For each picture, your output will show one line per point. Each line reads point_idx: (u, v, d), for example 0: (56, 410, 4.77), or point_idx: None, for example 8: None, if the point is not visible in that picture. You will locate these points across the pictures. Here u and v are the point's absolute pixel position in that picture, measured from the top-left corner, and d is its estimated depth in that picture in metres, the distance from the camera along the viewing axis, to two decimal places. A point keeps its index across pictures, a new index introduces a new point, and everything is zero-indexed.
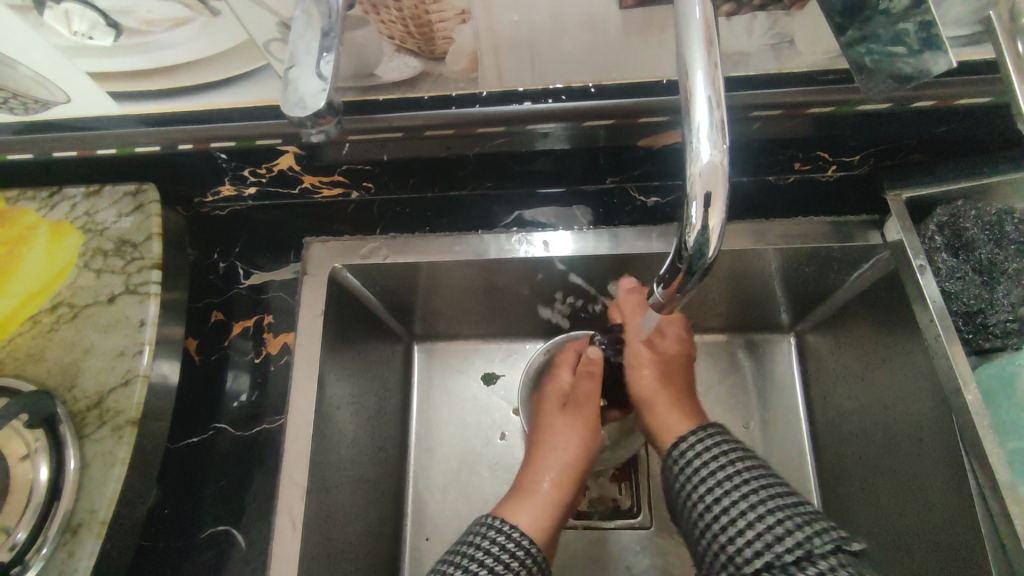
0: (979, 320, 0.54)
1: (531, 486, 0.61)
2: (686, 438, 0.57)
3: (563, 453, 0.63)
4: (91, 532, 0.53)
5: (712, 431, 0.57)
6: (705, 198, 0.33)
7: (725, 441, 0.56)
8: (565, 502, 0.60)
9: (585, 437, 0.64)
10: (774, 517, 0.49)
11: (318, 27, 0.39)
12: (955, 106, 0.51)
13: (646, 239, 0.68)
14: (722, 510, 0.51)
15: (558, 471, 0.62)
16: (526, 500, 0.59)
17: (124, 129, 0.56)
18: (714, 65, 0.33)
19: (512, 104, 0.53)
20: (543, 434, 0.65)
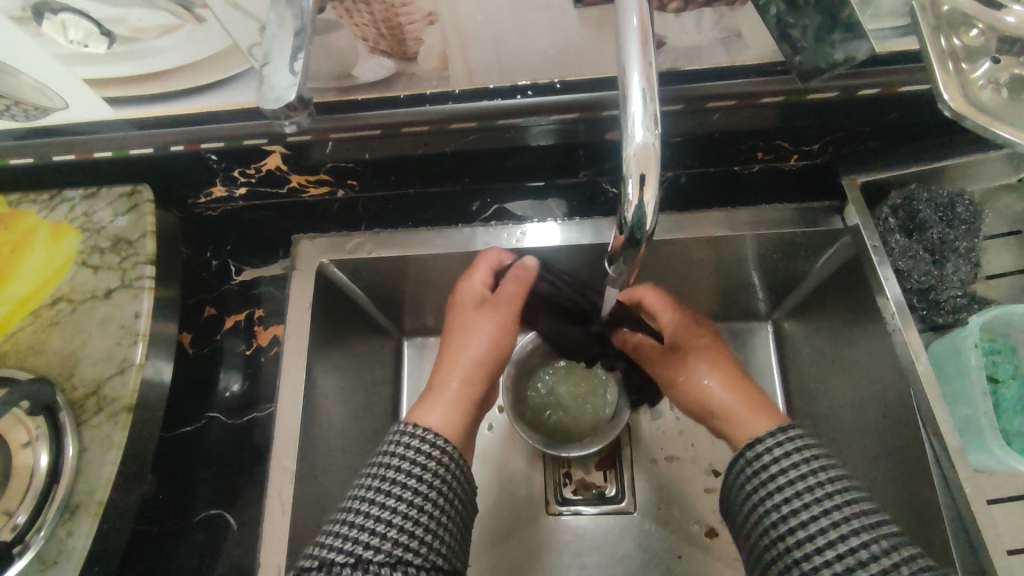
0: (932, 296, 0.58)
1: (442, 384, 0.64)
2: (761, 438, 0.54)
3: (476, 345, 0.67)
4: (88, 512, 0.56)
5: (795, 431, 0.53)
6: (640, 178, 0.36)
7: (810, 446, 0.52)
8: (474, 399, 0.64)
9: (495, 332, 0.68)
10: (861, 537, 0.45)
11: (291, 28, 0.43)
12: (901, 94, 0.54)
13: None
14: (799, 518, 0.48)
15: (467, 368, 0.66)
16: (437, 397, 0.63)
17: (118, 132, 0.59)
18: (649, 63, 0.36)
19: (482, 100, 0.57)
20: (457, 332, 0.68)
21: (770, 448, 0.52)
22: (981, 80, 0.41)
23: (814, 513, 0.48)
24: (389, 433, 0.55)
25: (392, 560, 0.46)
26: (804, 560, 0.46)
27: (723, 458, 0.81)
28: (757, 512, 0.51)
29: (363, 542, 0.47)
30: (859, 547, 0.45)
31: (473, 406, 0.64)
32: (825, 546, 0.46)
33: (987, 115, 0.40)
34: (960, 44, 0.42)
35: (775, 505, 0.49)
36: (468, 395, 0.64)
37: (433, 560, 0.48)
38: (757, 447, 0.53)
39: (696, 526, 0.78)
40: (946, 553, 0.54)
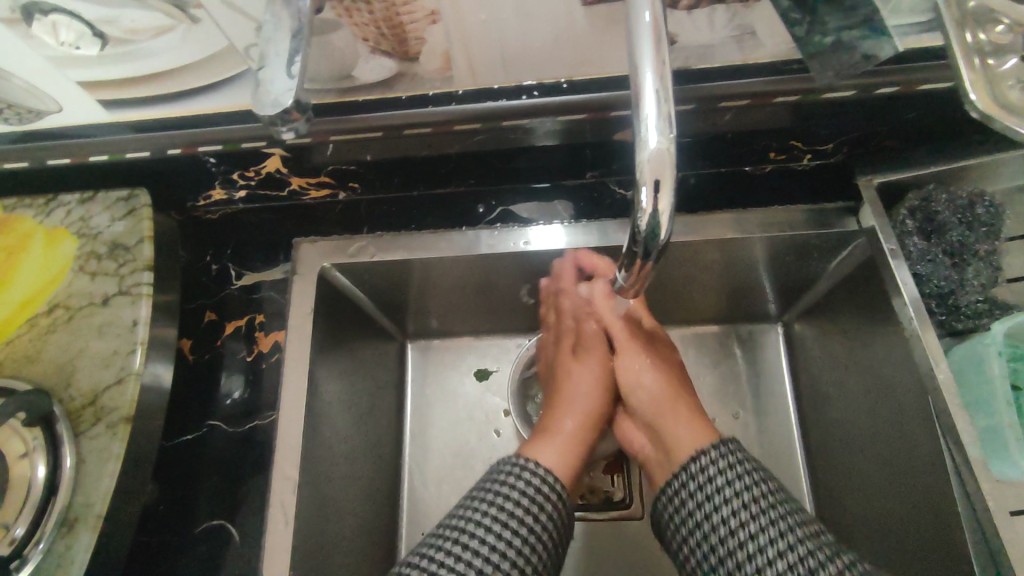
0: (952, 301, 0.56)
1: (554, 424, 0.62)
2: (703, 454, 0.53)
3: (583, 392, 0.65)
4: (87, 526, 0.55)
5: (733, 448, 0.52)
6: (654, 184, 0.35)
7: (738, 458, 0.52)
8: (586, 441, 0.62)
9: (603, 378, 0.67)
10: (804, 547, 0.45)
11: (288, 29, 0.41)
12: (921, 92, 0.52)
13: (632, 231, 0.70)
14: (743, 537, 0.47)
15: (582, 409, 0.64)
16: (547, 440, 0.60)
17: (113, 137, 0.58)
18: (662, 62, 0.34)
19: (488, 101, 0.55)
20: (562, 380, 0.67)
21: (706, 471, 0.51)
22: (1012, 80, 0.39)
23: (750, 534, 0.47)
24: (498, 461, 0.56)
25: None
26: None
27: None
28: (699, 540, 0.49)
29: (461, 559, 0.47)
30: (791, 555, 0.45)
31: (583, 453, 0.61)
32: (772, 566, 0.45)
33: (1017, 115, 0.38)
34: (987, 41, 0.40)
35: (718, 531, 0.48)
36: (582, 441, 0.61)
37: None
38: (701, 460, 0.52)
39: None
40: (967, 564, 0.52)
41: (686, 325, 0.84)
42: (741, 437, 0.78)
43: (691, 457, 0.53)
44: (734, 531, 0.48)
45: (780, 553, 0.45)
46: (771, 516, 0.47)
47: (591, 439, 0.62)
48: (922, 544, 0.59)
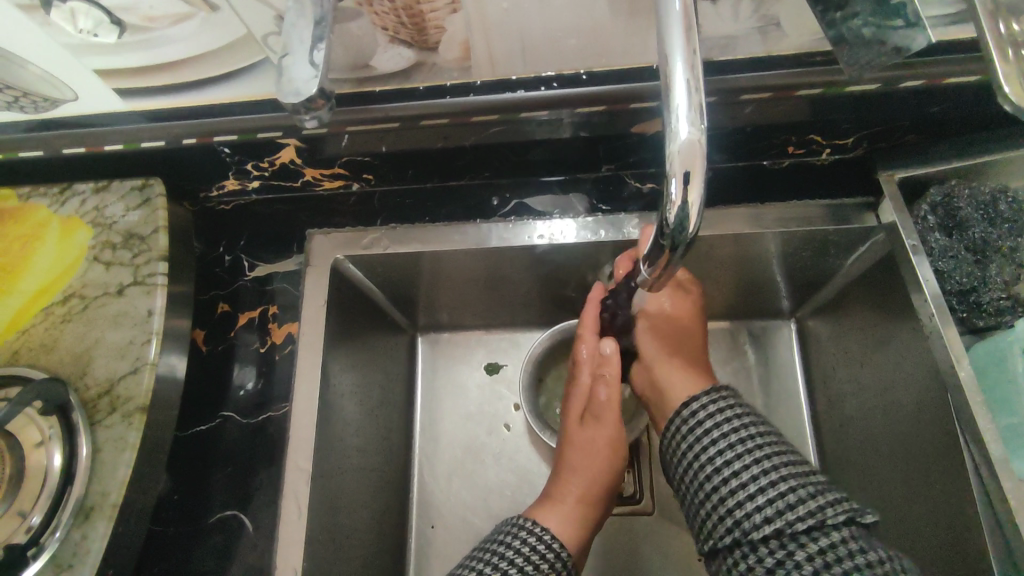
0: (975, 298, 0.56)
1: (561, 493, 0.62)
2: (694, 400, 0.57)
3: (591, 457, 0.63)
4: (103, 515, 0.55)
5: (722, 393, 0.56)
6: (684, 175, 0.34)
7: (738, 405, 0.56)
8: (597, 497, 0.62)
9: (617, 446, 0.64)
10: (788, 482, 0.48)
11: (311, 15, 0.41)
12: (946, 86, 0.52)
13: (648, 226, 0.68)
14: (730, 469, 0.51)
15: (589, 481, 0.62)
16: (554, 508, 0.61)
17: (126, 125, 0.58)
18: (694, 51, 0.34)
19: (505, 92, 0.55)
20: (573, 446, 0.65)
21: (704, 413, 0.55)
22: None
23: (738, 467, 0.50)
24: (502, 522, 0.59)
25: None
26: (743, 514, 0.48)
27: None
28: (692, 474, 0.53)
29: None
30: (789, 493, 0.47)
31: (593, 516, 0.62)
32: (754, 497, 0.48)
33: None
34: (1020, 31, 0.39)
35: (707, 464, 0.52)
36: (588, 512, 0.61)
37: None
38: (693, 405, 0.56)
39: None
40: (985, 560, 0.52)
41: None
42: None
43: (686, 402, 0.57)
44: (723, 463, 0.51)
45: (763, 485, 0.48)
46: (761, 453, 0.51)
47: (600, 504, 0.62)
48: (939, 542, 0.58)
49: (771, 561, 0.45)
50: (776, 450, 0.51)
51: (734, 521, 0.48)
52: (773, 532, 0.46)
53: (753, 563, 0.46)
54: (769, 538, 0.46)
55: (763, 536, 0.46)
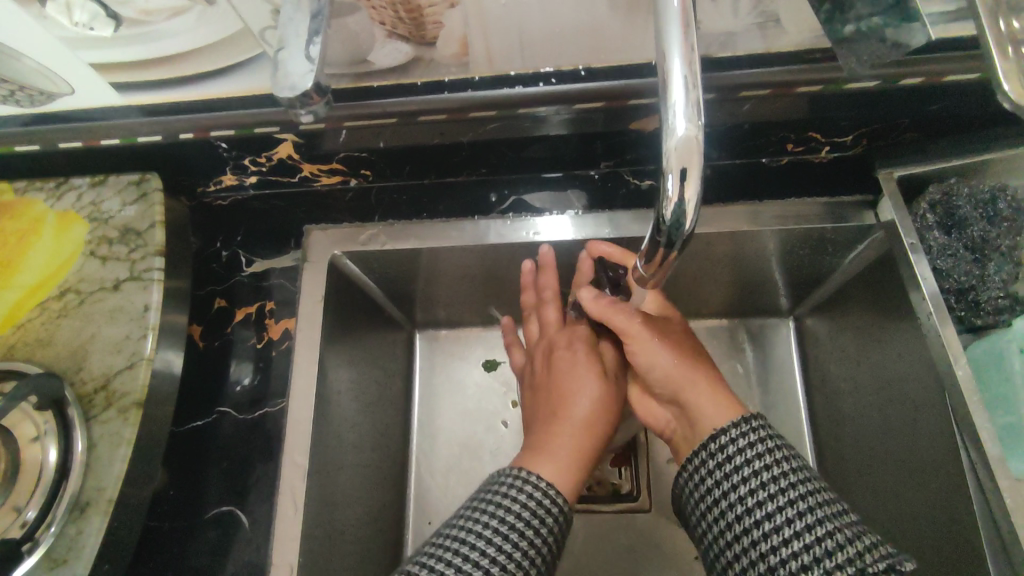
0: (972, 297, 0.56)
1: (549, 443, 0.57)
2: (724, 431, 0.52)
3: (583, 406, 0.60)
4: (98, 510, 0.55)
5: (757, 423, 0.52)
6: (681, 172, 0.34)
7: (770, 435, 0.52)
8: (586, 450, 0.58)
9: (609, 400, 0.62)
10: (826, 528, 0.46)
11: (307, 9, 0.40)
12: (946, 84, 0.52)
13: (644, 221, 0.69)
14: (762, 509, 0.48)
15: (580, 425, 0.59)
16: (545, 460, 0.55)
17: (123, 120, 0.57)
18: (691, 47, 0.34)
19: (503, 88, 0.54)
20: (563, 390, 0.62)
21: (730, 444, 0.51)
22: None
23: (770, 507, 0.47)
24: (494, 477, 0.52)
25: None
26: (772, 552, 0.46)
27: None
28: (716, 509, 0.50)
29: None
30: (824, 537, 0.45)
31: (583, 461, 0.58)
32: (785, 537, 0.46)
33: None
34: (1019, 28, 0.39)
35: (734, 501, 0.49)
36: (580, 458, 0.57)
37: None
38: (724, 437, 0.52)
39: None
40: (980, 559, 0.52)
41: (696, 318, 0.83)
42: None
43: (716, 432, 0.52)
44: (752, 500, 0.48)
45: (798, 530, 0.46)
46: (795, 493, 0.48)
47: (590, 450, 0.58)
48: (935, 542, 0.58)
49: None
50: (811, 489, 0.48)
51: (766, 565, 0.46)
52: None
53: None
54: None
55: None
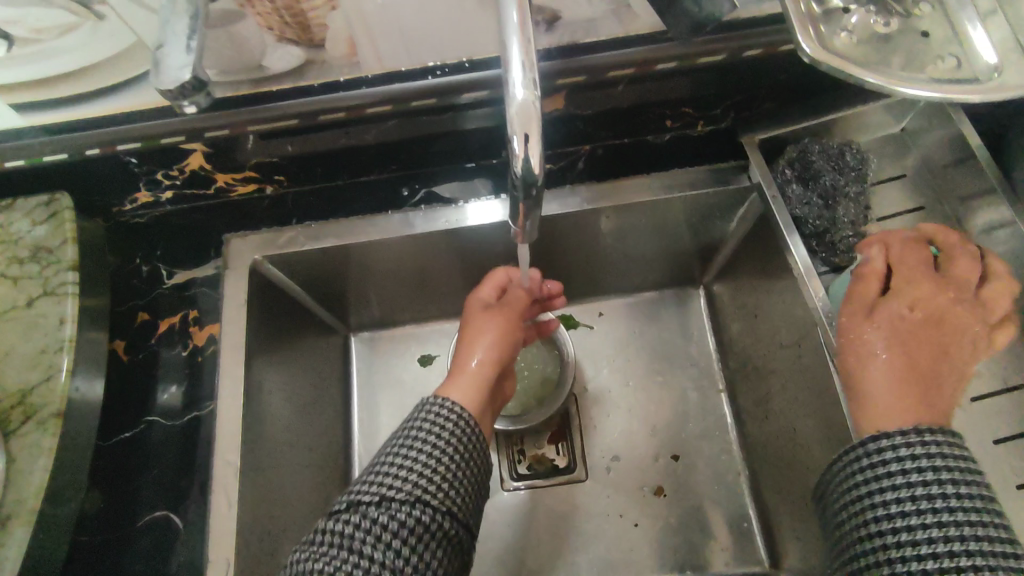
0: (828, 239, 0.64)
1: (462, 366, 0.63)
2: (895, 436, 0.45)
3: (488, 337, 0.66)
4: (20, 522, 0.55)
5: (943, 440, 0.45)
6: (523, 133, 0.38)
7: (953, 458, 0.44)
8: (494, 372, 0.64)
9: (508, 328, 0.68)
10: (973, 560, 0.40)
11: (184, 12, 0.44)
12: (780, 53, 0.59)
13: (562, 200, 0.72)
14: (905, 522, 0.43)
15: (489, 348, 0.65)
16: (456, 377, 0.62)
17: (24, 140, 0.57)
18: (528, 41, 0.39)
19: (396, 83, 0.57)
20: (468, 326, 0.68)
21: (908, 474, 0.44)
22: (836, 31, 0.45)
23: (912, 523, 0.43)
24: (418, 403, 0.58)
25: (412, 497, 0.50)
26: (896, 567, 0.42)
27: (670, 440, 0.84)
28: (866, 524, 0.45)
29: (378, 510, 0.48)
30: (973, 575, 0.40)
31: (491, 385, 0.63)
32: (925, 561, 0.41)
33: (842, 59, 0.43)
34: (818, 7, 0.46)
35: (886, 516, 0.44)
36: (488, 375, 0.63)
37: (450, 508, 0.51)
38: (896, 444, 0.45)
39: (645, 487, 0.81)
40: None
41: (619, 295, 0.91)
42: (672, 394, 0.86)
43: (900, 433, 0.45)
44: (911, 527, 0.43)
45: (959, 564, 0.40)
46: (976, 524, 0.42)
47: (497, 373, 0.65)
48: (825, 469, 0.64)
49: None
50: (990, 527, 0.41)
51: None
52: None
53: None
54: None
55: None
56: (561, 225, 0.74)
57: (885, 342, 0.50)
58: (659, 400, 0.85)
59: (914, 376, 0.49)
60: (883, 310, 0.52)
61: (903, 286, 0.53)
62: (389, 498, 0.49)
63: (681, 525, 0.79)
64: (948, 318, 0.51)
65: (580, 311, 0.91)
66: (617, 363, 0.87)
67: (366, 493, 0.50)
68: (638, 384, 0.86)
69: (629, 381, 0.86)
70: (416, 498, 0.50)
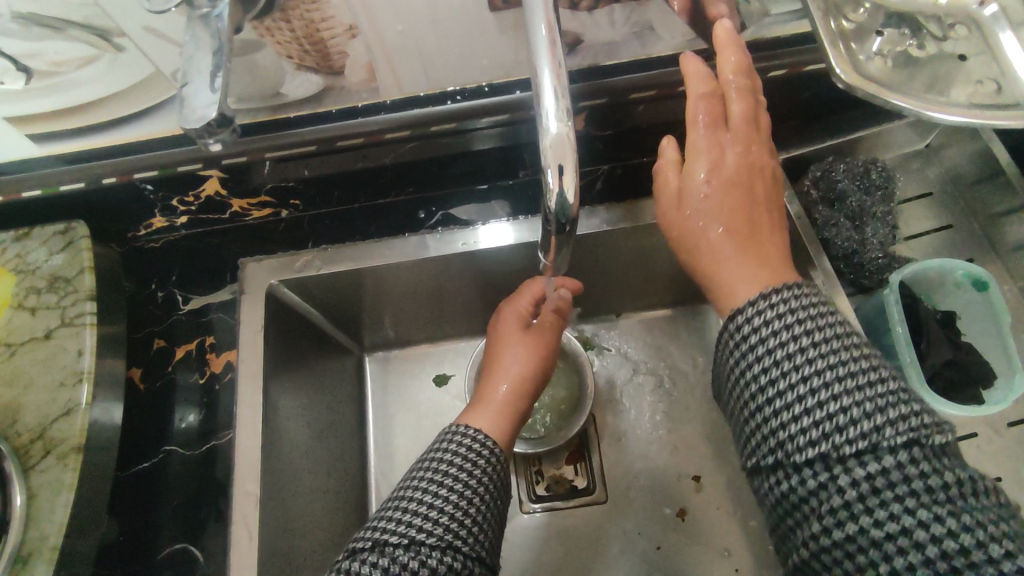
0: (857, 261, 0.66)
1: (488, 395, 0.65)
2: (744, 308, 0.47)
3: (517, 368, 0.67)
4: (42, 559, 0.55)
5: (786, 289, 0.47)
6: (558, 166, 0.38)
7: (795, 304, 0.46)
8: (521, 401, 0.66)
9: (536, 356, 0.69)
10: (840, 399, 0.42)
11: (208, 47, 0.43)
12: (805, 74, 0.58)
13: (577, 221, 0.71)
14: (774, 385, 0.44)
15: (516, 377, 0.67)
16: (484, 404, 0.64)
17: (43, 170, 0.58)
18: (559, 65, 0.38)
19: (417, 109, 0.57)
20: (499, 350, 0.70)
21: (763, 323, 0.46)
22: (868, 53, 0.44)
23: (781, 384, 0.44)
24: (441, 432, 0.58)
25: (443, 543, 0.49)
26: (776, 429, 0.44)
27: (692, 459, 0.82)
28: (741, 384, 0.47)
29: (408, 554, 0.48)
30: (840, 415, 0.42)
31: (518, 414, 0.65)
32: (802, 416, 0.43)
33: (878, 85, 0.43)
34: (850, 25, 0.46)
35: (753, 368, 0.46)
36: (514, 406, 0.65)
37: (478, 552, 0.51)
38: (749, 311, 0.47)
39: (667, 508, 0.80)
40: None
41: (636, 312, 0.90)
42: (693, 412, 0.84)
43: (748, 303, 0.47)
44: (777, 375, 0.45)
45: (823, 399, 0.43)
46: (831, 355, 0.44)
47: (523, 404, 0.66)
48: None
49: (813, 485, 0.42)
50: (843, 355, 0.43)
51: (775, 439, 0.44)
52: (817, 458, 0.42)
53: (795, 485, 0.43)
54: (813, 462, 0.42)
55: (806, 459, 0.42)
56: (581, 245, 0.73)
57: (717, 184, 0.52)
58: (680, 419, 0.84)
59: (742, 248, 0.51)
60: (721, 172, 0.52)
61: (720, 145, 0.52)
62: (419, 542, 0.48)
63: (706, 546, 0.78)
64: (752, 177, 0.53)
65: (597, 328, 0.90)
66: (636, 382, 0.86)
67: (392, 535, 0.49)
68: (658, 402, 0.85)
69: (649, 400, 0.85)
70: (446, 543, 0.49)
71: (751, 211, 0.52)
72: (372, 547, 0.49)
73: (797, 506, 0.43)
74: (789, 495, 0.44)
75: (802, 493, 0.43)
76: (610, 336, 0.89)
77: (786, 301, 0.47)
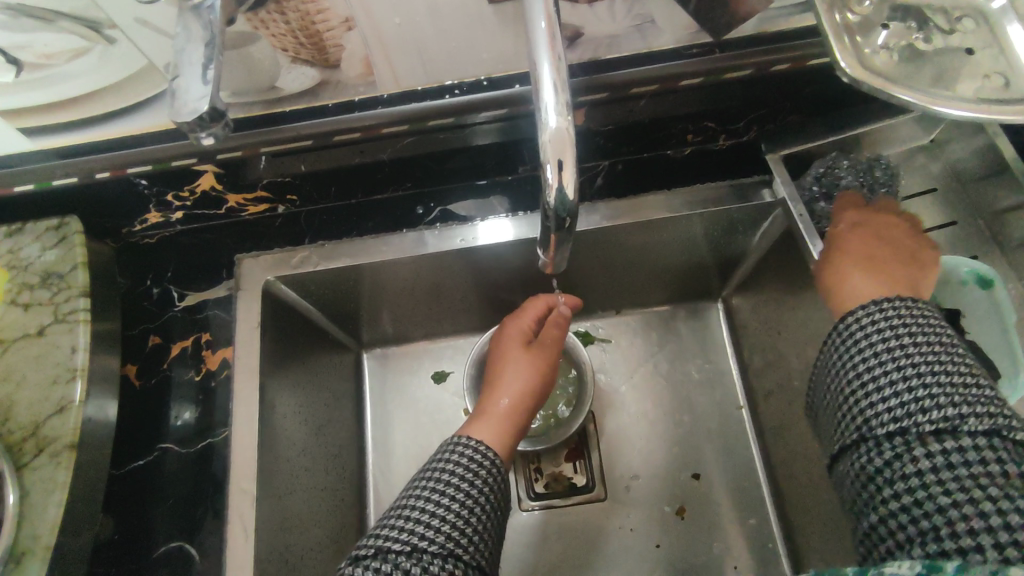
0: None
1: (489, 409, 0.64)
2: (854, 313, 0.49)
3: (518, 383, 0.66)
4: (35, 558, 0.54)
5: (896, 302, 0.49)
6: (557, 161, 0.37)
7: (900, 313, 0.48)
8: (520, 416, 0.65)
9: (538, 373, 0.68)
10: (931, 390, 0.43)
11: (200, 39, 0.42)
12: (808, 68, 0.58)
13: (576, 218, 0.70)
14: (870, 369, 0.47)
15: (517, 392, 0.66)
16: (483, 416, 0.63)
17: (33, 164, 0.57)
18: (558, 59, 0.37)
19: (413, 102, 0.57)
20: (501, 363, 0.69)
21: (875, 319, 0.48)
22: (872, 47, 0.43)
23: (874, 369, 0.46)
24: (443, 443, 0.58)
25: (444, 552, 0.48)
26: (865, 405, 0.46)
27: (692, 457, 0.82)
28: (838, 372, 0.49)
29: (410, 562, 0.47)
30: (927, 402, 0.43)
31: (516, 429, 0.64)
32: (889, 398, 0.45)
33: (884, 79, 0.42)
34: (855, 18, 0.45)
35: (852, 357, 0.48)
36: (514, 421, 0.64)
37: (478, 562, 0.50)
38: (858, 312, 0.49)
39: (667, 505, 0.79)
40: None
41: (636, 309, 0.89)
42: (692, 409, 0.84)
43: (858, 308, 0.49)
44: (875, 364, 0.47)
45: (914, 385, 0.44)
46: (930, 357, 0.45)
47: (521, 420, 0.65)
48: None
49: (886, 456, 0.43)
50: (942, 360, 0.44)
51: (862, 415, 0.46)
52: (897, 433, 0.43)
53: (870, 455, 0.45)
54: (892, 435, 0.44)
55: (886, 433, 0.44)
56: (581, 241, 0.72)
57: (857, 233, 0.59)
58: (681, 417, 0.84)
59: (882, 275, 0.55)
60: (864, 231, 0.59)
61: (865, 220, 0.61)
62: (421, 549, 0.48)
63: (706, 544, 0.77)
64: (900, 243, 0.59)
65: (597, 325, 0.89)
66: (636, 379, 0.86)
67: (392, 542, 0.48)
68: (658, 400, 0.84)
69: (650, 397, 0.85)
70: (447, 552, 0.49)
71: (896, 254, 0.57)
72: (373, 553, 0.48)
73: (868, 477, 0.44)
74: (863, 467, 0.45)
75: (876, 464, 0.44)
76: (610, 333, 0.88)
77: (898, 311, 0.48)
